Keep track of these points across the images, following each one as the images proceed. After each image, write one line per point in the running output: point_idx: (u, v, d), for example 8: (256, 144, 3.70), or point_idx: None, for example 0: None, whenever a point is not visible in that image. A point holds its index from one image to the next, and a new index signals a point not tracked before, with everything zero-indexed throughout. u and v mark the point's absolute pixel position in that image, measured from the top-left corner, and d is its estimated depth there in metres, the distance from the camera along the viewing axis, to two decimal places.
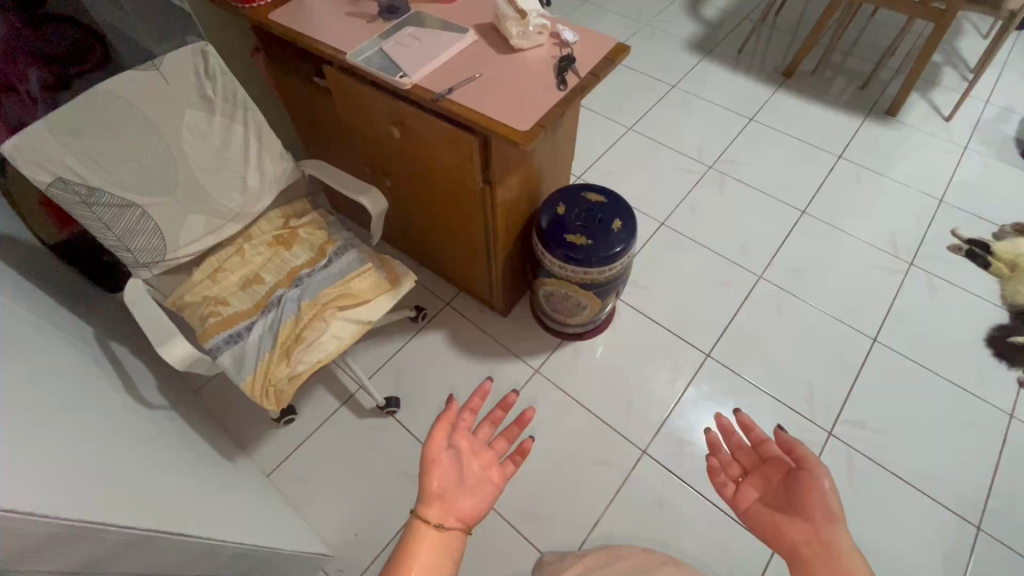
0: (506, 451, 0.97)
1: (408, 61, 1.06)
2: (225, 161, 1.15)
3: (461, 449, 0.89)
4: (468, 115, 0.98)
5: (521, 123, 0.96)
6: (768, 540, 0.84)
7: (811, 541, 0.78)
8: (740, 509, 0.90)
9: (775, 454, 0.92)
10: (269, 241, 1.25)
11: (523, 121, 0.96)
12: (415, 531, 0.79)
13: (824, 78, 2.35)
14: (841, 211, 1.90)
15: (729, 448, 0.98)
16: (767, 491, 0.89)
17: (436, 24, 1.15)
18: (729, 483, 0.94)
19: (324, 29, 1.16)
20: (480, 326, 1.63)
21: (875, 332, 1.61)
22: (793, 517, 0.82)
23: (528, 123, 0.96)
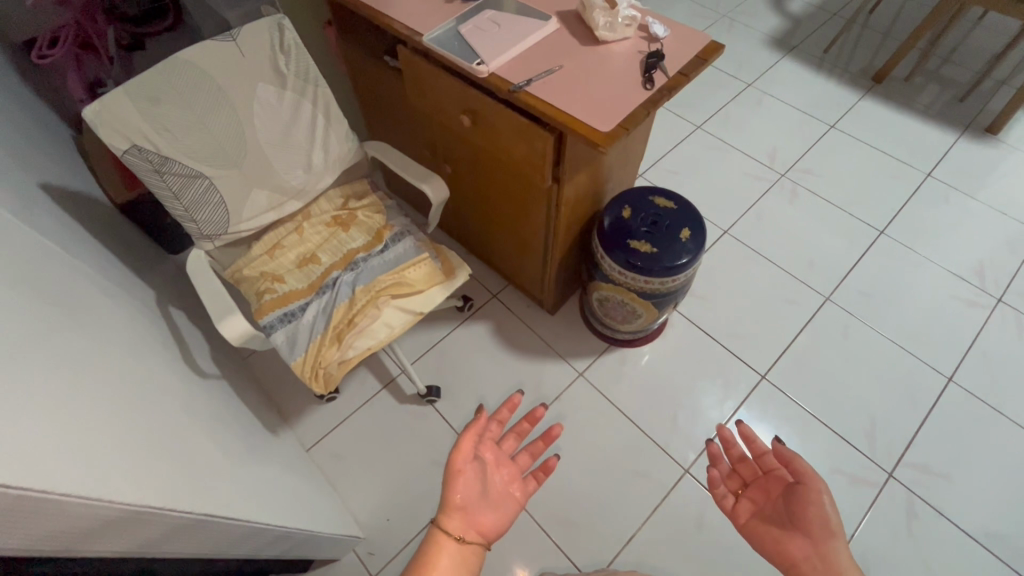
0: (528, 467, 0.94)
1: (487, 47, 1.01)
2: (292, 138, 1.14)
3: (486, 460, 0.87)
4: (547, 110, 0.92)
5: (602, 123, 0.90)
6: (770, 557, 0.80)
7: (813, 559, 0.75)
8: (738, 523, 0.86)
9: (774, 467, 0.87)
10: (328, 221, 1.24)
11: (605, 120, 0.90)
12: (436, 538, 0.77)
13: (918, 86, 2.16)
14: (925, 233, 1.75)
15: (730, 460, 0.93)
16: (763, 509, 0.85)
17: (516, 8, 1.09)
18: (728, 495, 0.89)
19: (399, 6, 1.12)
20: (527, 323, 1.59)
21: (952, 372, 1.48)
22: (793, 534, 0.78)
23: (610, 123, 0.90)
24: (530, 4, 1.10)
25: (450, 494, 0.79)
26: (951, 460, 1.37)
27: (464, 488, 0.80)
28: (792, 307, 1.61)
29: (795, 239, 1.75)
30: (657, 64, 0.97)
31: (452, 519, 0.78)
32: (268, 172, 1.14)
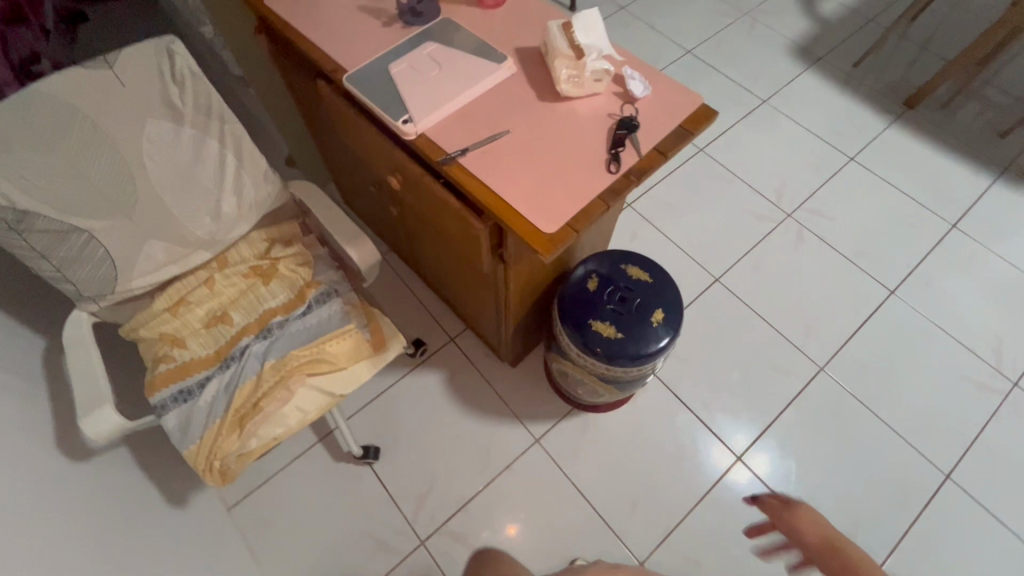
0: None
1: (419, 95, 0.81)
2: (195, 180, 0.96)
3: None
4: (481, 193, 0.74)
5: (548, 216, 0.71)
6: None
7: None
8: None
9: None
10: (244, 271, 1.07)
11: (553, 212, 0.71)
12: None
13: (954, 115, 1.90)
14: (941, 298, 1.55)
15: None
16: None
17: (467, 40, 0.88)
18: None
19: (328, 27, 0.92)
20: (485, 374, 1.43)
21: (950, 468, 1.32)
22: None
23: (557, 218, 0.71)
24: (485, 37, 0.89)
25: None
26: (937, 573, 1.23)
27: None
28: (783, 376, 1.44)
29: (794, 293, 1.57)
30: (629, 135, 0.77)
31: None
32: (168, 221, 0.96)
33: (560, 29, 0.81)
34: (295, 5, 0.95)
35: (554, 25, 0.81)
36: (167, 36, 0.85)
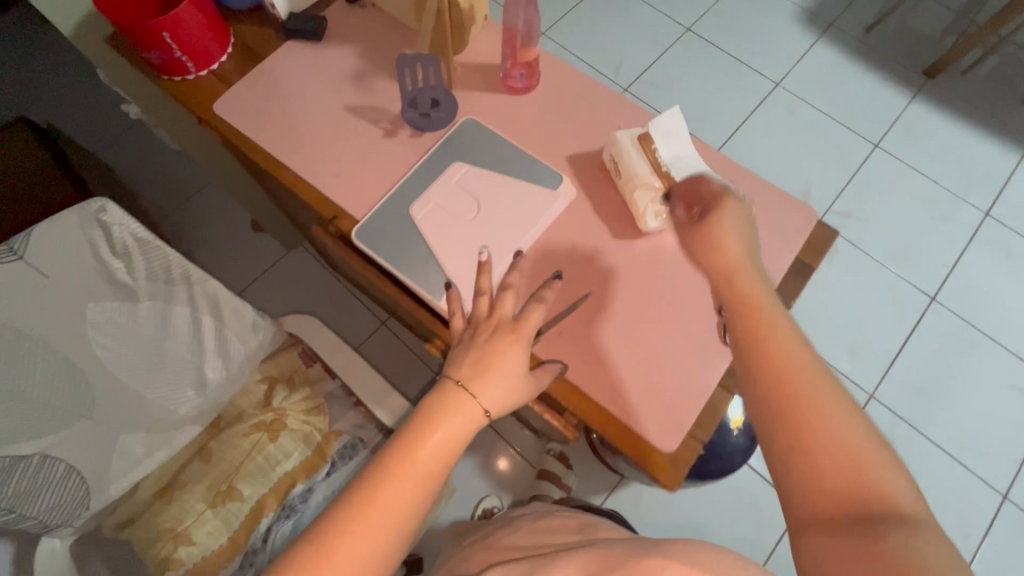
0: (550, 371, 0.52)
1: (464, 254, 0.61)
2: (166, 354, 0.74)
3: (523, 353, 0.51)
4: (569, 395, 0.57)
5: (663, 426, 0.56)
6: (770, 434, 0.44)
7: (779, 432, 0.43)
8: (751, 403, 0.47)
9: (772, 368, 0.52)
10: (246, 430, 0.88)
11: (669, 421, 0.55)
12: (444, 408, 0.45)
13: (980, 79, 1.72)
14: (982, 301, 1.46)
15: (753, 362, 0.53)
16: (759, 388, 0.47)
17: (501, 146, 0.67)
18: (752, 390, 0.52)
19: (307, 142, 0.68)
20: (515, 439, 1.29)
21: (1007, 488, 1.29)
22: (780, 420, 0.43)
23: (677, 430, 0.55)
24: (525, 146, 0.68)
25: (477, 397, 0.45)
26: None
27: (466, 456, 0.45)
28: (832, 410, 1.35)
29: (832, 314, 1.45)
30: None
31: (464, 415, 0.45)
32: (141, 407, 0.75)
33: (631, 142, 0.62)
34: (258, 110, 0.70)
35: (621, 137, 0.62)
36: (92, 198, 0.64)
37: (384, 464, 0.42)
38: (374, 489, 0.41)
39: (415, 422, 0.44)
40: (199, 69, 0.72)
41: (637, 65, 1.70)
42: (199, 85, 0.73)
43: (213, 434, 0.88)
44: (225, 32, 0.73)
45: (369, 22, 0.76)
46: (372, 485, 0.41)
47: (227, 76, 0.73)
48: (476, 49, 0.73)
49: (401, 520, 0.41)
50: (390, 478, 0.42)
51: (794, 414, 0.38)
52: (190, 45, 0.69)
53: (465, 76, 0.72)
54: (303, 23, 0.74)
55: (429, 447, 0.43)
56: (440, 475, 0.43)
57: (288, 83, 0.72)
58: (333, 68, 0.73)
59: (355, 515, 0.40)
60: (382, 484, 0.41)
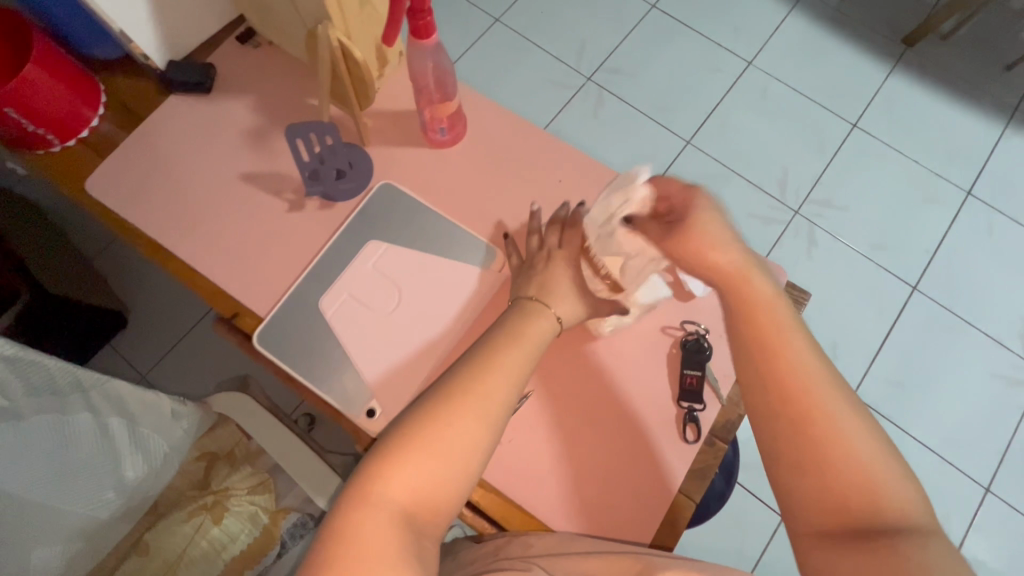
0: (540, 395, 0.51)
1: (385, 359, 0.53)
2: (75, 465, 0.66)
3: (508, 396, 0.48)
4: (510, 515, 0.51)
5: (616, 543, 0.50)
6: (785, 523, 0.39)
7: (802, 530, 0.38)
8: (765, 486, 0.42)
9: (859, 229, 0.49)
10: (187, 513, 0.79)
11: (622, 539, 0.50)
12: (474, 376, 0.44)
13: (961, 44, 1.61)
14: (963, 287, 1.41)
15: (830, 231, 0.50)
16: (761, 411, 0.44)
17: (421, 215, 0.59)
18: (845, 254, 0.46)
19: (200, 223, 0.59)
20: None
21: (990, 482, 1.27)
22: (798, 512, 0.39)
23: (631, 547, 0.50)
24: (452, 212, 0.59)
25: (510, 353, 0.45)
26: None
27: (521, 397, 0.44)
28: None
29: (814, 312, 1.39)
30: (704, 377, 0.54)
31: (515, 356, 0.45)
32: (55, 521, 0.67)
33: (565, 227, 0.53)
34: (140, 185, 0.60)
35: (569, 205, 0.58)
36: None
37: (438, 397, 0.42)
38: (430, 417, 0.41)
39: (467, 362, 0.44)
40: (66, 138, 0.61)
41: (599, 51, 1.56)
42: (70, 156, 0.62)
43: (151, 521, 0.79)
44: (93, 91, 0.62)
45: (265, 65, 0.65)
46: (426, 417, 0.41)
47: (103, 143, 0.63)
48: (391, 94, 0.63)
49: (459, 453, 0.40)
50: (447, 408, 0.41)
51: (825, 463, 0.37)
52: (47, 114, 0.58)
53: (380, 127, 0.62)
54: (185, 73, 0.63)
55: (482, 386, 0.43)
56: (497, 411, 0.42)
57: (174, 148, 0.62)
58: (226, 126, 0.63)
59: (411, 450, 0.40)
60: (434, 417, 0.41)
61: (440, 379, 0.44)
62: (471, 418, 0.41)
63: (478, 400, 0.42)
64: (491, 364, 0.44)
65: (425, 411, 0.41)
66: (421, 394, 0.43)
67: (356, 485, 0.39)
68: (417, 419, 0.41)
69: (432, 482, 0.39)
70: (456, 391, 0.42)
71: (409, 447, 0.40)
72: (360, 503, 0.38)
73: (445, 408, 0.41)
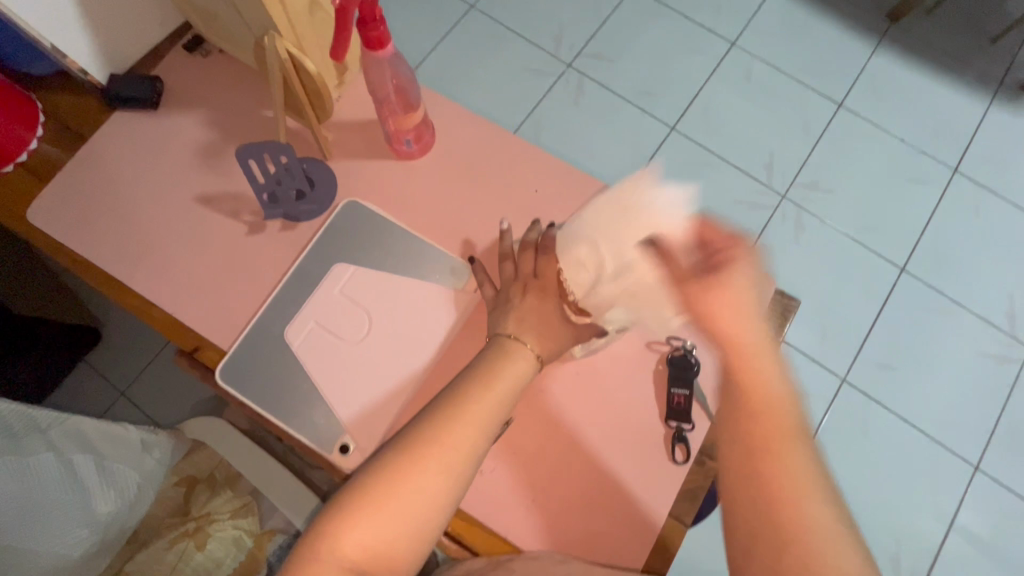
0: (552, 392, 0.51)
1: (358, 394, 0.50)
2: (38, 507, 0.63)
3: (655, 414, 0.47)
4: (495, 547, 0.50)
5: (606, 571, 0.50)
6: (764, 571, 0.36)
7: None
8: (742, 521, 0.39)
9: None
10: (167, 542, 0.76)
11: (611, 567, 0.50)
12: (438, 426, 0.44)
13: (945, 18, 1.57)
14: (951, 267, 1.40)
15: None
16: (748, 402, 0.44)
17: (388, 234, 0.55)
18: None
19: (152, 251, 0.55)
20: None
21: (979, 460, 1.28)
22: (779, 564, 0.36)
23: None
24: (423, 230, 0.56)
25: (479, 407, 0.44)
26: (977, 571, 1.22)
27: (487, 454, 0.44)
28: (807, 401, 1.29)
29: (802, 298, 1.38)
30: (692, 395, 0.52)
31: (484, 408, 0.44)
32: (16, 564, 0.62)
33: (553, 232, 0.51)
34: (87, 211, 0.56)
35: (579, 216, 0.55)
36: None
37: (399, 454, 0.42)
38: (389, 476, 0.41)
39: (433, 414, 0.44)
40: (2, 163, 0.56)
41: (578, 36, 1.51)
42: (9, 182, 0.57)
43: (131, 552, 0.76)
44: (32, 111, 0.57)
45: (216, 76, 0.60)
46: (387, 474, 0.41)
47: (45, 166, 0.58)
48: (353, 104, 0.59)
49: (415, 513, 0.41)
50: (407, 464, 0.42)
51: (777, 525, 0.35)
52: None
53: (343, 140, 0.58)
54: (130, 88, 0.58)
55: (444, 445, 0.43)
56: (459, 470, 0.42)
57: (121, 170, 0.58)
58: (178, 144, 0.59)
59: (363, 510, 0.40)
60: (392, 477, 0.41)
61: (405, 432, 0.45)
62: (431, 476, 0.42)
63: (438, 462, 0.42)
64: (456, 418, 0.44)
65: (385, 467, 0.42)
66: (383, 447, 0.43)
67: (313, 535, 0.40)
68: (375, 474, 0.42)
69: (387, 540, 0.40)
70: (417, 446, 0.42)
71: (364, 502, 0.41)
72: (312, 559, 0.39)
73: (403, 465, 0.42)
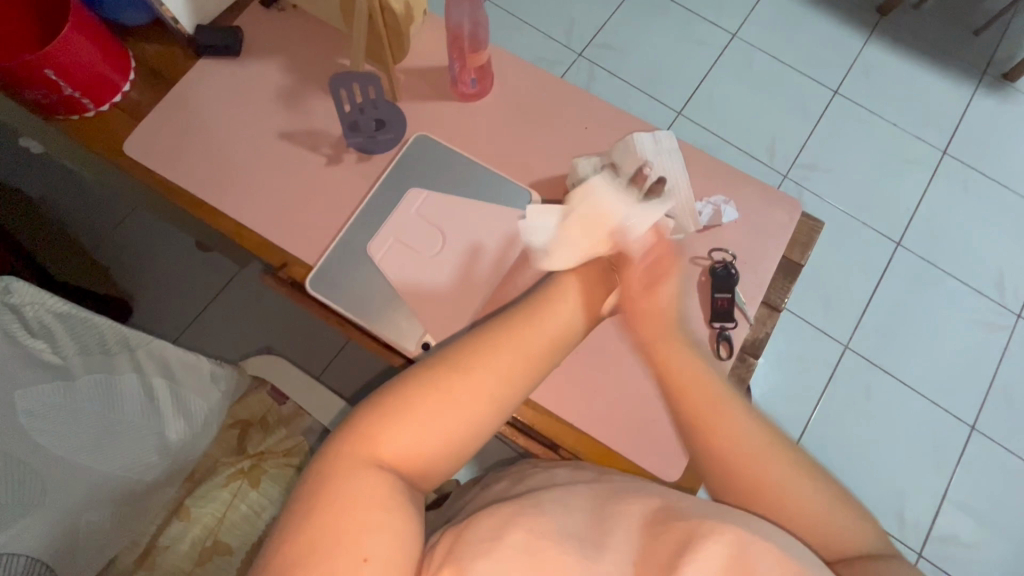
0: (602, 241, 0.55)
1: (437, 297, 0.57)
2: (120, 423, 0.67)
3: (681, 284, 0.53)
4: (565, 434, 0.56)
5: (665, 455, 0.56)
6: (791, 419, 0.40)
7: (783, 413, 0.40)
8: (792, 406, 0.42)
9: None
10: (226, 476, 0.75)
11: (671, 452, 0.56)
12: (484, 349, 0.46)
13: (934, 10, 1.61)
14: (945, 240, 1.42)
15: None
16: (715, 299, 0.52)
17: (458, 162, 0.62)
18: None
19: (242, 177, 0.61)
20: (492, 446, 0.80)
21: (975, 420, 1.29)
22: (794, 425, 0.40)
23: (679, 459, 0.56)
24: (485, 161, 0.62)
25: (523, 338, 0.46)
26: (985, 530, 1.23)
27: (528, 388, 0.46)
28: (813, 367, 1.31)
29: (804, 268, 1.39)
30: (734, 300, 0.58)
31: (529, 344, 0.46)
32: (98, 483, 0.64)
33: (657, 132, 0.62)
34: (179, 146, 0.62)
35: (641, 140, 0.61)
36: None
37: (441, 376, 0.43)
38: (430, 392, 0.42)
39: (481, 338, 0.46)
40: (99, 102, 0.62)
41: (588, 26, 1.54)
42: (104, 121, 0.63)
43: (190, 488, 0.75)
44: (125, 57, 0.63)
45: (291, 29, 0.66)
46: (429, 390, 0.42)
47: (135, 108, 0.64)
48: (418, 52, 0.66)
49: (452, 429, 0.42)
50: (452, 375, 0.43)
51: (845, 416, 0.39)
52: (84, 78, 0.59)
53: (408, 84, 0.65)
54: (215, 37, 0.64)
55: (486, 372, 0.44)
56: (499, 399, 0.44)
57: (206, 109, 0.63)
58: (258, 86, 0.64)
59: (406, 407, 0.42)
60: (433, 394, 0.42)
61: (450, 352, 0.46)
62: (472, 389, 0.43)
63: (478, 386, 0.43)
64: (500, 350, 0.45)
65: (426, 384, 0.43)
66: (425, 365, 0.44)
67: (350, 434, 0.41)
68: (418, 389, 0.42)
69: (423, 451, 0.41)
70: (458, 369, 0.44)
71: (402, 410, 0.42)
72: (351, 453, 0.40)
73: (443, 383, 0.43)
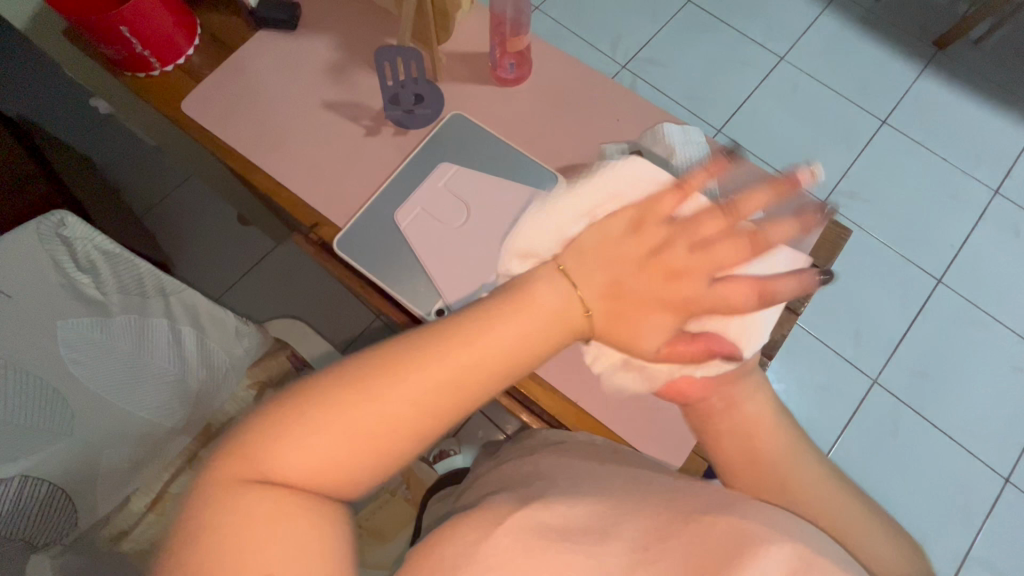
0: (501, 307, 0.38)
1: (458, 273, 0.58)
2: (145, 370, 0.69)
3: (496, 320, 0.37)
4: (566, 412, 0.58)
5: (665, 443, 0.56)
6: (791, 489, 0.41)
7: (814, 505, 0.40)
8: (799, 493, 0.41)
9: None
10: None
11: (669, 440, 0.56)
12: (426, 352, 0.33)
13: (995, 49, 1.56)
14: (989, 283, 1.35)
15: None
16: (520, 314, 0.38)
17: (490, 141, 0.64)
18: None
19: (284, 142, 0.64)
20: None
21: (1009, 473, 1.21)
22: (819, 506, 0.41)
23: (678, 449, 0.56)
24: (515, 143, 0.64)
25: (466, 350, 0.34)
26: None
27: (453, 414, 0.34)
28: (838, 397, 1.27)
29: (837, 295, 1.34)
30: None
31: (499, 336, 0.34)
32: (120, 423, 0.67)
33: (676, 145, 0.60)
34: (231, 107, 0.66)
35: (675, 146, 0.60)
36: (52, 211, 0.63)
37: (378, 363, 0.33)
38: (330, 404, 0.32)
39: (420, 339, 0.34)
40: (164, 63, 0.67)
41: (634, 40, 1.55)
42: (168, 80, 0.68)
43: (205, 442, 0.77)
44: (192, 24, 0.68)
45: (345, 9, 0.70)
46: (362, 373, 0.33)
47: (196, 71, 0.69)
48: (463, 37, 0.68)
49: (356, 458, 0.32)
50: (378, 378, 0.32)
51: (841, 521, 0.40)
52: (154, 39, 0.64)
53: (450, 66, 0.67)
54: (275, 11, 0.68)
55: (438, 360, 0.33)
56: (414, 436, 0.33)
57: (259, 76, 0.67)
58: (310, 58, 0.68)
59: (314, 413, 0.32)
60: (365, 382, 0.32)
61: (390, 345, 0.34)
62: (394, 406, 0.32)
63: (388, 413, 0.32)
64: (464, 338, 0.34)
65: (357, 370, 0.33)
66: (338, 369, 0.33)
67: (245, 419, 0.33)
68: (347, 401, 0.32)
69: (309, 476, 0.32)
70: (381, 375, 0.33)
71: (319, 409, 0.32)
72: (238, 452, 0.32)
73: (355, 405, 0.32)
